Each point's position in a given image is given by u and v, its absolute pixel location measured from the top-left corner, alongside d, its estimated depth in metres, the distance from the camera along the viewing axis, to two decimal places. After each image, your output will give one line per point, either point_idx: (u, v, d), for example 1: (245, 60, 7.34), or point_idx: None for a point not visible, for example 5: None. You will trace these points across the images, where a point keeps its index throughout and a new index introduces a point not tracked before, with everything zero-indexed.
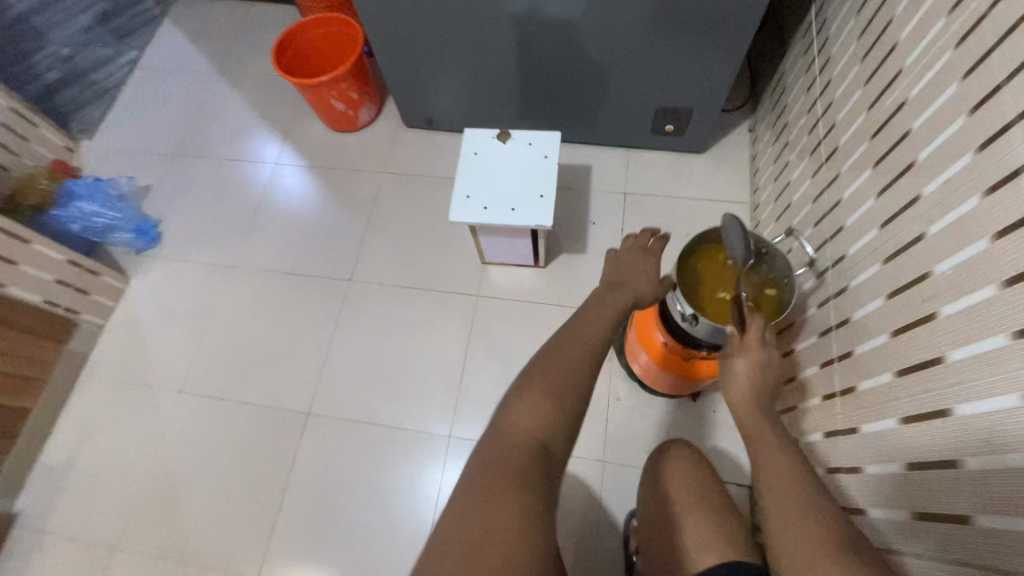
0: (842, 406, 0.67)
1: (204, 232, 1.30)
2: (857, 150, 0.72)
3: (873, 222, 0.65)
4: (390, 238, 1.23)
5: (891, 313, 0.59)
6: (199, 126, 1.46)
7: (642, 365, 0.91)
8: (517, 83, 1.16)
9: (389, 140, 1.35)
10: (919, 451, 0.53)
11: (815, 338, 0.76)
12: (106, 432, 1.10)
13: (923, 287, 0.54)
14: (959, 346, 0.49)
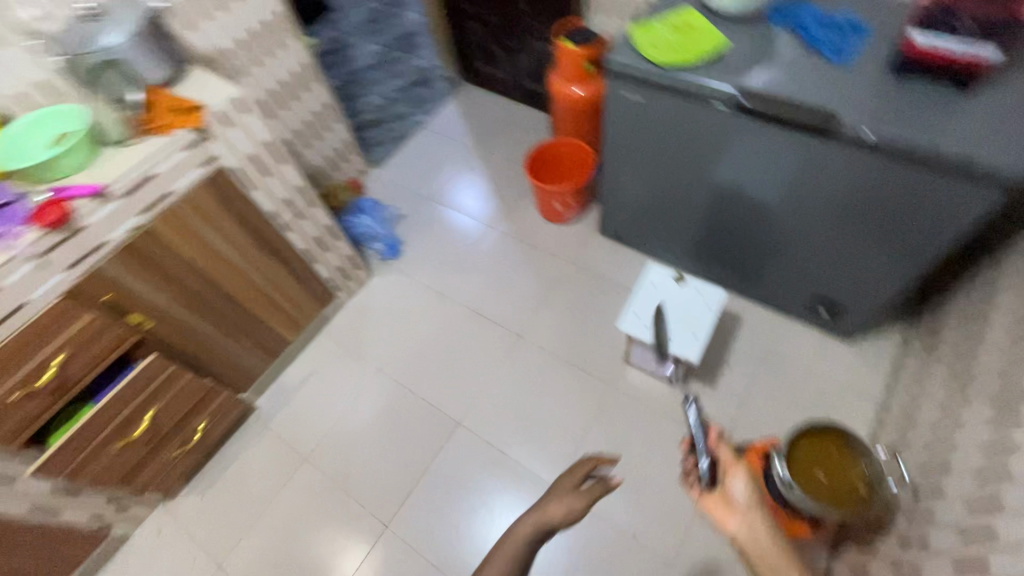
0: None
1: (429, 260, 1.74)
2: (983, 412, 0.86)
3: (977, 477, 0.80)
4: (558, 315, 1.55)
5: (965, 555, 0.74)
6: (449, 181, 1.94)
7: None
8: (703, 234, 1.43)
9: (582, 238, 1.69)
10: None
11: (894, 544, 0.90)
12: (324, 377, 1.53)
13: (996, 547, 0.69)
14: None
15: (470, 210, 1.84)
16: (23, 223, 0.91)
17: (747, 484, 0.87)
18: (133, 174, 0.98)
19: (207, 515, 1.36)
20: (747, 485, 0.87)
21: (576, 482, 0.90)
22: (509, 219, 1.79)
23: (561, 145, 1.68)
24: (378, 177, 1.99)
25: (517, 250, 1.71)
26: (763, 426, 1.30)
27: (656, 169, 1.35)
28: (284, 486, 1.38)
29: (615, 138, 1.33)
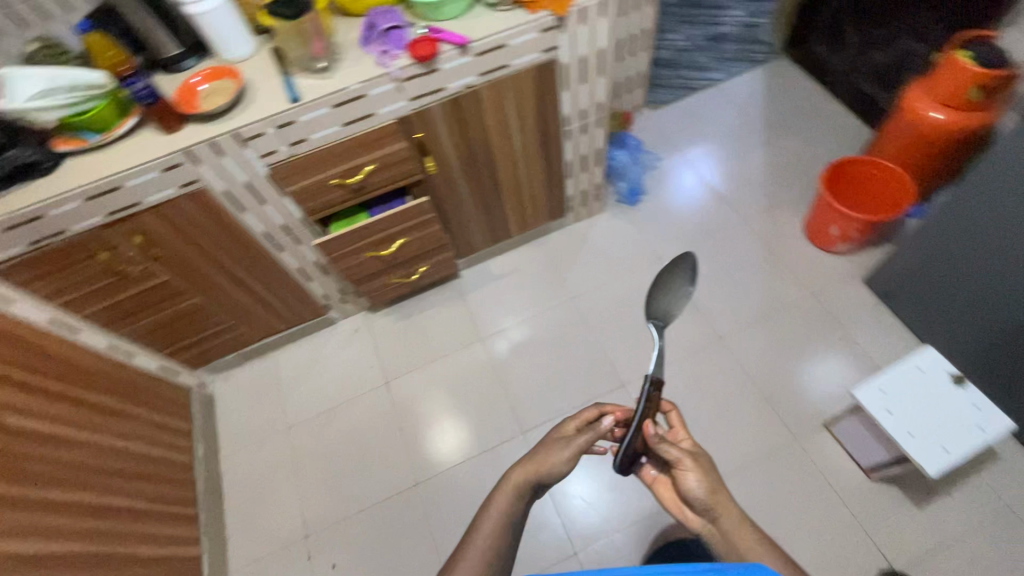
0: None
1: (663, 222, 1.67)
2: None
3: None
4: (769, 339, 1.42)
5: None
6: (719, 153, 1.80)
7: None
8: (1009, 350, 1.15)
9: (838, 278, 1.49)
10: None
11: None
12: (524, 280, 1.62)
13: None
14: None
15: (728, 193, 1.69)
16: (402, 49, 1.01)
17: (700, 472, 0.74)
18: (495, 38, 1.03)
19: (392, 339, 1.57)
20: (705, 471, 0.74)
21: (576, 438, 0.80)
22: (765, 219, 1.62)
23: (865, 161, 1.43)
24: (647, 120, 1.92)
25: (759, 254, 1.55)
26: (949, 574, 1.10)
27: (990, 249, 1.10)
28: (455, 350, 1.54)
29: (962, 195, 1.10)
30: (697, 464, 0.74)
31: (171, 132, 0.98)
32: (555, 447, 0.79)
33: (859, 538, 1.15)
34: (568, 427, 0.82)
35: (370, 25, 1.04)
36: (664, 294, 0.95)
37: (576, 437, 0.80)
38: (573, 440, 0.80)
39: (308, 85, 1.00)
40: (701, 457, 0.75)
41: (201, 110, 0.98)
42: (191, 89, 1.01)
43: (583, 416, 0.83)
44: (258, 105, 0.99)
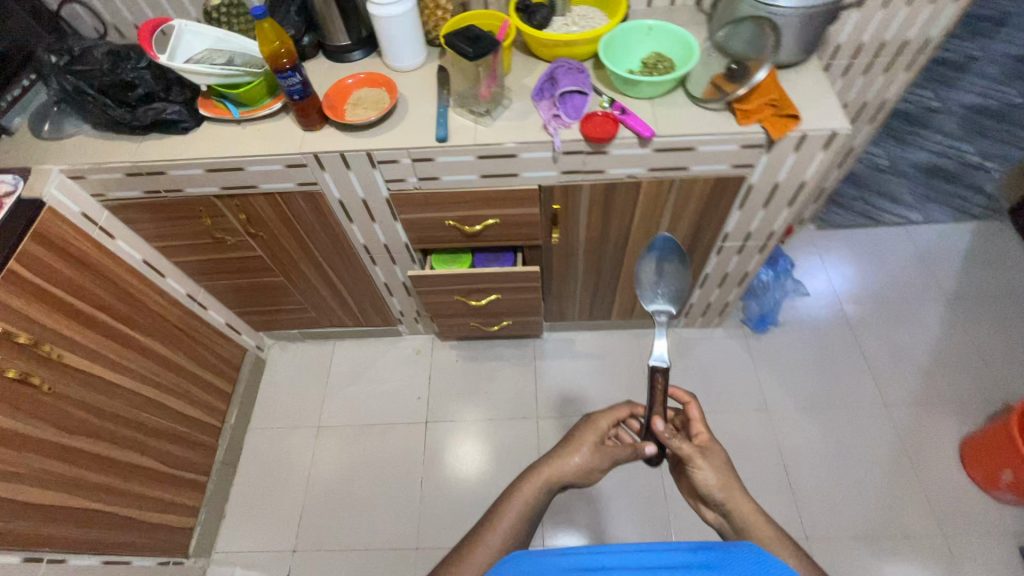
0: None
1: (787, 365, 1.40)
2: None
3: None
4: (867, 565, 1.15)
5: None
6: (885, 308, 1.49)
7: None
8: None
9: (984, 528, 1.18)
10: None
11: None
12: (605, 369, 1.45)
13: None
14: None
15: (877, 364, 1.40)
16: (575, 118, 0.87)
17: (714, 467, 0.72)
18: (684, 138, 0.85)
19: (449, 376, 1.48)
20: (718, 463, 0.73)
21: (598, 433, 0.75)
22: (911, 413, 1.33)
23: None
24: (808, 237, 1.64)
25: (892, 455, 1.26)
26: None
27: None
28: (507, 416, 1.41)
29: None
30: (714, 461, 0.72)
31: (308, 131, 0.90)
32: (580, 440, 0.73)
33: None
34: (590, 419, 0.77)
35: (549, 76, 0.91)
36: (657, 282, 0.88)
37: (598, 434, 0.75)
38: (602, 438, 0.75)
39: (460, 126, 0.89)
40: (714, 450, 0.74)
41: (344, 118, 0.89)
42: (343, 88, 0.93)
43: (600, 413, 0.78)
44: (402, 130, 0.89)
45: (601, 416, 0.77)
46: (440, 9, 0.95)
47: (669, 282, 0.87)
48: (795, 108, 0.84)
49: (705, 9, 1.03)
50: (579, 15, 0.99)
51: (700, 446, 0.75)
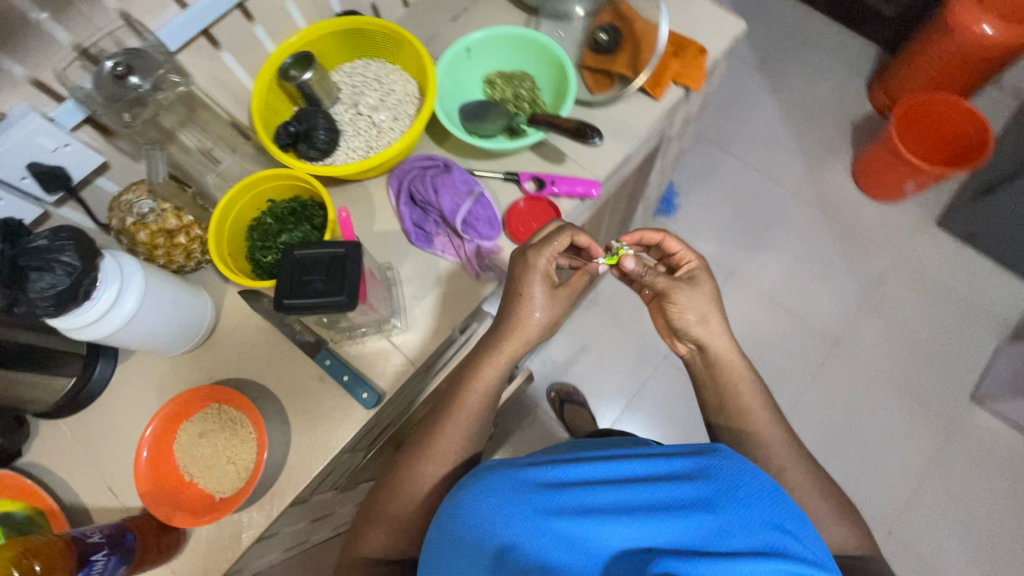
0: None
1: (713, 222, 1.41)
2: None
3: None
4: (882, 326, 1.29)
5: None
6: (731, 112, 1.49)
7: None
8: None
9: (911, 229, 1.36)
10: None
11: None
12: (603, 356, 1.29)
13: None
14: None
15: (764, 165, 1.44)
16: (497, 231, 0.60)
17: (702, 303, 0.59)
18: (621, 157, 0.63)
19: None
20: (707, 308, 0.59)
21: (545, 287, 0.56)
22: (813, 185, 1.42)
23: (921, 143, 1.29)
24: None
25: (827, 232, 1.37)
26: None
27: None
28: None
29: None
30: (704, 304, 0.59)
31: (174, 558, 0.51)
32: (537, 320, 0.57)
33: None
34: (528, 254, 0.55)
35: (416, 197, 0.60)
36: (498, 122, 0.62)
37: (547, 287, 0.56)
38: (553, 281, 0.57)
39: (374, 358, 0.56)
40: (699, 283, 0.60)
41: (212, 492, 0.52)
42: (152, 441, 0.50)
43: (547, 235, 0.56)
44: (307, 432, 0.54)
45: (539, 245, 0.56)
46: (181, 231, 0.54)
47: (496, 107, 0.63)
48: (697, 43, 0.66)
49: None
50: (352, 81, 0.64)
51: (688, 278, 0.61)
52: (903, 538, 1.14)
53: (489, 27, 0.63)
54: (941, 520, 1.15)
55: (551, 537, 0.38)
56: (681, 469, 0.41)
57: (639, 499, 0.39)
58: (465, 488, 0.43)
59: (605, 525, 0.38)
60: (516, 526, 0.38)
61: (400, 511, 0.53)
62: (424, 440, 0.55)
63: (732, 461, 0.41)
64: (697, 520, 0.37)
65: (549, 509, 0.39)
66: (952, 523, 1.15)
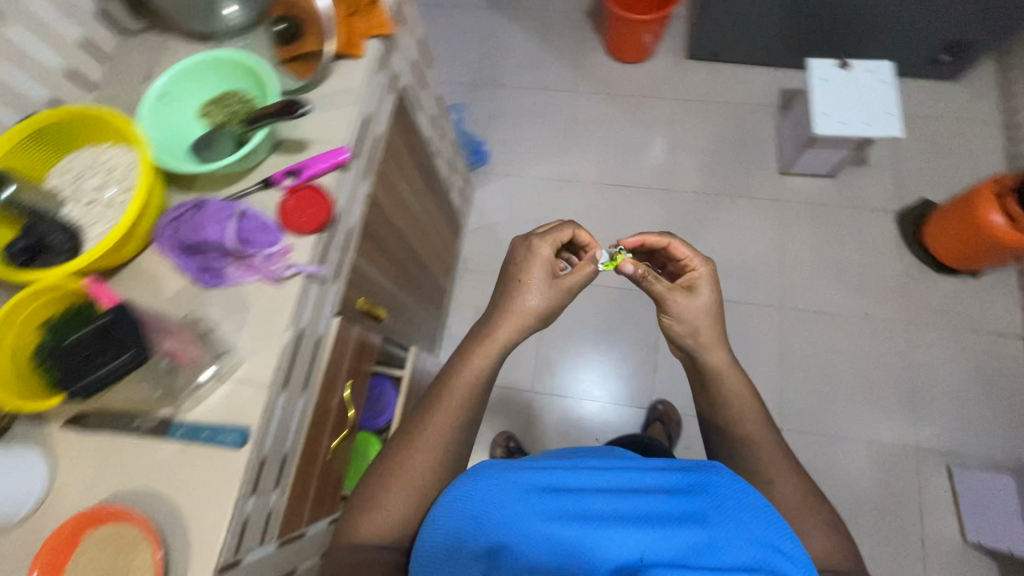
0: None
1: (526, 150, 1.54)
2: None
3: None
4: (693, 156, 1.48)
5: None
6: (491, 56, 1.64)
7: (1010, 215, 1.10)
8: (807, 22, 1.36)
9: (673, 71, 1.55)
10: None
11: None
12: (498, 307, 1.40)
13: None
14: None
15: (540, 83, 1.59)
16: (279, 234, 0.62)
17: (696, 312, 0.75)
18: (358, 117, 0.68)
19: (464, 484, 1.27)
20: (696, 315, 0.74)
21: (543, 274, 0.75)
22: (586, 79, 1.58)
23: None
24: None
25: (615, 109, 1.54)
26: (925, 182, 1.38)
27: None
28: (517, 441, 1.27)
29: None
30: (700, 314, 0.75)
31: None
32: (546, 302, 0.74)
33: (878, 216, 1.37)
34: (537, 243, 0.76)
35: (190, 243, 0.60)
36: (225, 143, 0.63)
37: (545, 275, 0.75)
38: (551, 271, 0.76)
39: (225, 402, 0.56)
40: (698, 291, 0.76)
41: None
42: None
43: (549, 232, 0.78)
44: (192, 504, 0.53)
45: (543, 237, 0.77)
46: None
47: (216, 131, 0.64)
48: None
49: (139, 27, 0.74)
50: (74, 175, 0.62)
51: (689, 288, 0.77)
52: (791, 305, 1.33)
53: (170, 69, 0.64)
54: (810, 272, 1.35)
55: (545, 535, 0.48)
56: (684, 486, 0.53)
57: (635, 511, 0.50)
58: (473, 481, 0.54)
59: (599, 531, 0.48)
60: (516, 524, 0.49)
61: (393, 502, 0.59)
62: (425, 427, 0.64)
63: (726, 484, 0.52)
64: (692, 528, 0.48)
65: (547, 513, 0.50)
66: (818, 272, 1.35)
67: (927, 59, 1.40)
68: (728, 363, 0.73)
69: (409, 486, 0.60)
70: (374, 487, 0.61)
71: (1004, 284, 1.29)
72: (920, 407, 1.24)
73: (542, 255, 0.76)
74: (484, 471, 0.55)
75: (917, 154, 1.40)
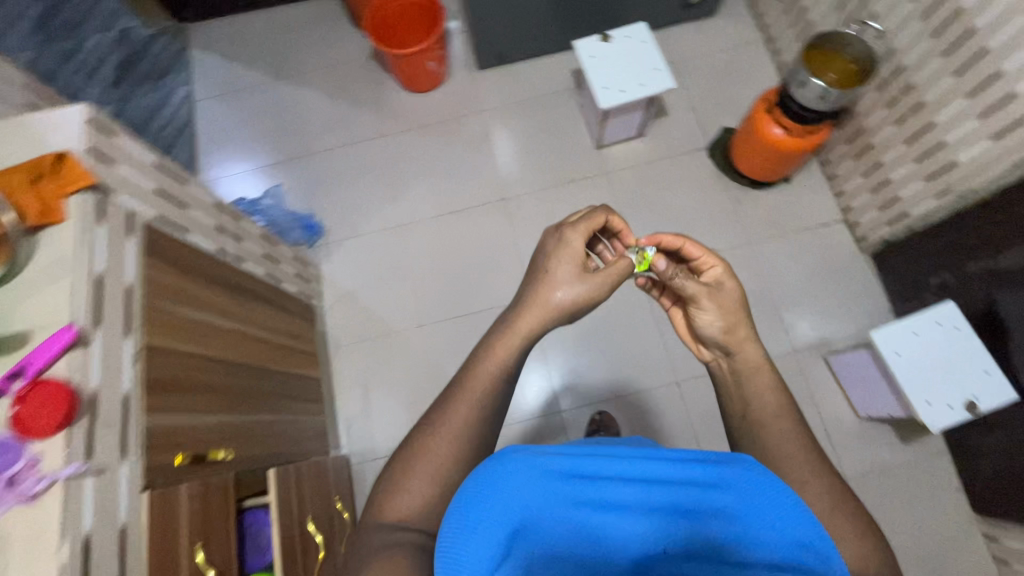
0: (888, 136, 1.16)
1: (357, 207, 1.50)
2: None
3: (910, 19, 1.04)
4: (515, 158, 1.50)
5: (956, 85, 0.97)
6: (294, 128, 1.60)
7: (786, 127, 1.19)
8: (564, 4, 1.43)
9: (470, 85, 1.58)
10: (877, 145, 1.20)
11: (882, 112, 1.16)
12: (382, 372, 1.34)
13: (972, 43, 0.92)
14: (937, 111, 1.03)
15: (350, 137, 1.57)
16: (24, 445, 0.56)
17: (729, 298, 0.77)
18: (79, 285, 0.63)
19: None
20: (727, 310, 0.76)
21: (570, 268, 0.74)
22: (392, 118, 1.58)
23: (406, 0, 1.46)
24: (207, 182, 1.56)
25: (429, 138, 1.54)
26: (720, 113, 1.49)
27: None
28: None
29: None
30: (722, 298, 0.77)
31: None
32: (573, 299, 0.73)
33: (693, 157, 1.46)
34: (567, 241, 0.76)
35: None
36: None
37: (571, 270, 0.74)
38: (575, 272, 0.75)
39: None
40: (723, 287, 0.77)
41: None
42: None
43: (581, 225, 0.76)
44: None
45: (577, 230, 0.76)
46: None
47: None
48: (49, 154, 0.66)
49: None
50: None
51: (714, 283, 0.78)
52: None
53: None
54: (655, 228, 1.41)
55: (575, 522, 0.48)
56: (706, 475, 0.52)
57: (661, 499, 0.50)
58: (489, 466, 0.51)
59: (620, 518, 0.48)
60: (547, 511, 0.48)
61: (418, 486, 0.62)
62: (444, 421, 0.65)
63: (757, 474, 0.53)
64: (719, 516, 0.49)
65: (576, 500, 0.49)
66: (660, 225, 1.41)
67: (680, 5, 1.51)
68: (761, 358, 0.76)
69: (431, 471, 0.63)
70: (401, 473, 0.63)
71: (812, 178, 1.41)
72: (786, 314, 1.33)
73: (569, 253, 0.75)
74: (502, 457, 0.52)
75: (705, 90, 1.51)
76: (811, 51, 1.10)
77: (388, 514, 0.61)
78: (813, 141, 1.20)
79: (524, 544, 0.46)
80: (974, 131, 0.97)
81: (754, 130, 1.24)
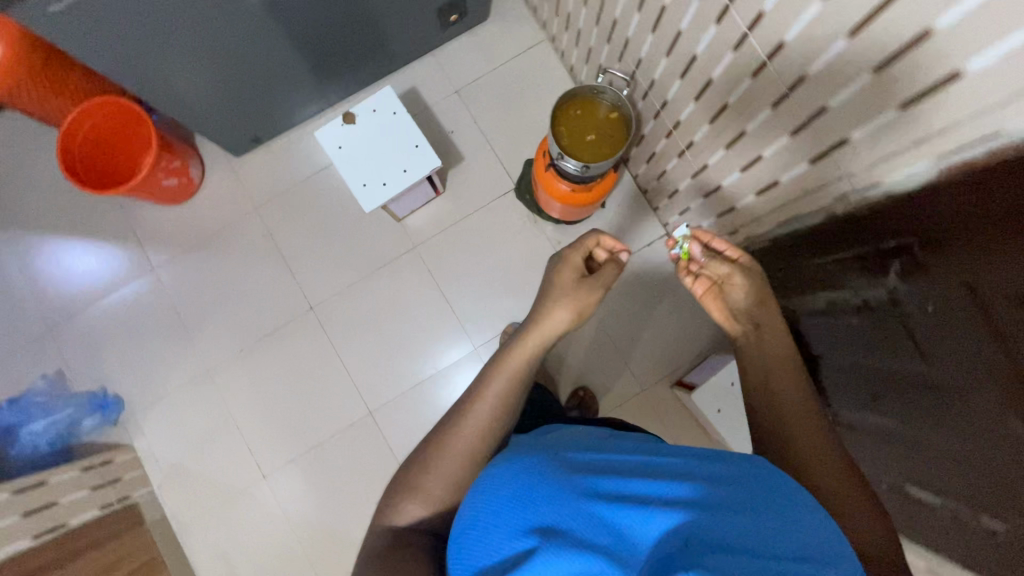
0: (678, 166, 1.06)
1: (153, 361, 1.30)
2: (633, 17, 0.91)
3: (659, 55, 0.90)
4: (312, 254, 1.31)
5: (715, 134, 0.87)
6: (46, 284, 1.33)
7: (565, 190, 1.06)
8: (297, 66, 1.18)
9: (235, 179, 1.34)
10: (671, 173, 1.10)
11: (665, 141, 1.05)
12: (241, 539, 1.24)
13: (715, 95, 0.81)
14: (709, 155, 0.92)
15: (118, 280, 1.33)
16: None
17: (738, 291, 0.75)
18: None
19: None
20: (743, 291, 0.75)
21: (570, 277, 0.81)
22: (158, 244, 1.33)
23: (93, 108, 1.13)
24: None
25: (206, 258, 1.32)
26: (517, 142, 1.33)
27: (191, 61, 1.00)
28: None
29: (129, 72, 0.96)
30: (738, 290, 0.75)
31: None
32: (564, 299, 0.79)
33: (501, 203, 1.32)
34: (566, 256, 0.83)
35: None
36: None
37: (572, 279, 0.81)
38: (580, 273, 0.82)
39: None
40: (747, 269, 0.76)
41: None
42: None
43: (579, 242, 0.84)
44: None
45: (578, 247, 0.84)
46: None
47: None
48: None
49: None
50: None
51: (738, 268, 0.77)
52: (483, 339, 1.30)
53: None
54: (482, 295, 1.31)
55: (594, 517, 0.43)
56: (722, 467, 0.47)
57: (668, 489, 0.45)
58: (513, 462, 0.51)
59: (643, 516, 0.42)
60: (564, 504, 0.44)
61: (436, 484, 0.65)
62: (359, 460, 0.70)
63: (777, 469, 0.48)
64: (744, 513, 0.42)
65: (593, 491, 0.45)
66: (485, 290, 1.31)
67: (436, 26, 1.28)
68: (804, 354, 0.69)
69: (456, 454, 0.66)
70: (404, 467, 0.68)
71: (626, 195, 1.32)
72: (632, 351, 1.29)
73: (575, 263, 0.83)
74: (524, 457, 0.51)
75: (496, 120, 1.34)
76: (562, 106, 0.96)
77: (411, 507, 0.65)
78: (598, 195, 1.08)
79: (545, 542, 0.42)
80: (738, 184, 0.90)
81: (541, 186, 1.11)
